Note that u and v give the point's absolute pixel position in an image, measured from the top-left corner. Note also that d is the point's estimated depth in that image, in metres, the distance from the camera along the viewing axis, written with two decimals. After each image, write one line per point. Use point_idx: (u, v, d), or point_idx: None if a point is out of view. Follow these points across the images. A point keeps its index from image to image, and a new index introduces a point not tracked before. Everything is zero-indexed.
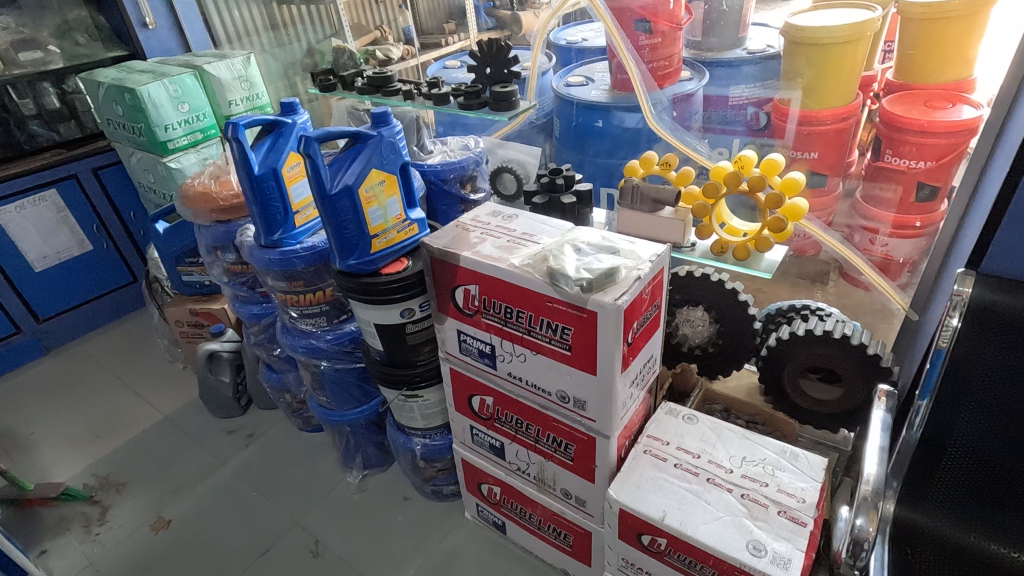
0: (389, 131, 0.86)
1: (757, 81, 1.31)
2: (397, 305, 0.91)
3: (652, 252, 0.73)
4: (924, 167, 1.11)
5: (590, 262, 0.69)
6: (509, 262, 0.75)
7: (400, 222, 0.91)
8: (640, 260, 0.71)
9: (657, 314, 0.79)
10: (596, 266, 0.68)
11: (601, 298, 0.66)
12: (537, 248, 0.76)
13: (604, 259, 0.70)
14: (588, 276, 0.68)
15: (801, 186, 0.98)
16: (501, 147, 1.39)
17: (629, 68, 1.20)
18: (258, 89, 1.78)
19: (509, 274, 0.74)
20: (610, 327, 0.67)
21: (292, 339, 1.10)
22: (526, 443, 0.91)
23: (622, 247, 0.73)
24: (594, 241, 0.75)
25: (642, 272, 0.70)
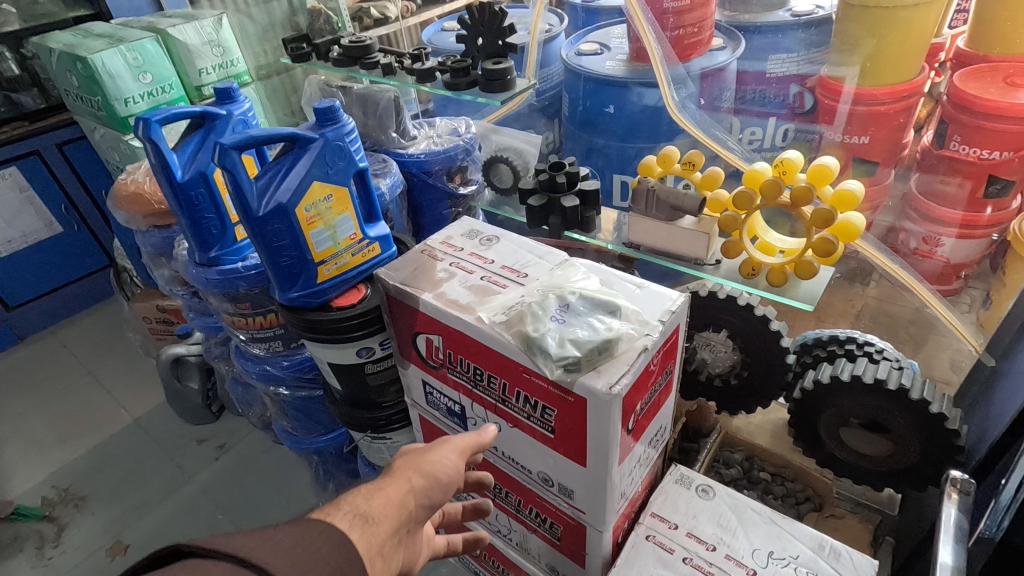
0: (336, 131, 0.68)
1: (798, 51, 1.14)
2: (352, 345, 0.75)
3: (664, 310, 0.55)
4: (1003, 156, 1.08)
5: (579, 327, 0.52)
6: (478, 315, 0.58)
7: (356, 242, 0.74)
8: (648, 322, 0.54)
9: (668, 379, 0.62)
10: (586, 336, 0.51)
11: (590, 383, 0.49)
12: (514, 297, 0.59)
13: (598, 323, 0.52)
14: (574, 350, 0.50)
15: (857, 199, 0.79)
16: (495, 133, 1.17)
17: (644, 33, 0.97)
18: (233, 55, 1.60)
19: (477, 332, 0.57)
20: (602, 418, 0.51)
21: (246, 364, 0.96)
22: (504, 508, 0.76)
23: (623, 301, 0.56)
24: (586, 289, 0.57)
25: (649, 339, 0.52)
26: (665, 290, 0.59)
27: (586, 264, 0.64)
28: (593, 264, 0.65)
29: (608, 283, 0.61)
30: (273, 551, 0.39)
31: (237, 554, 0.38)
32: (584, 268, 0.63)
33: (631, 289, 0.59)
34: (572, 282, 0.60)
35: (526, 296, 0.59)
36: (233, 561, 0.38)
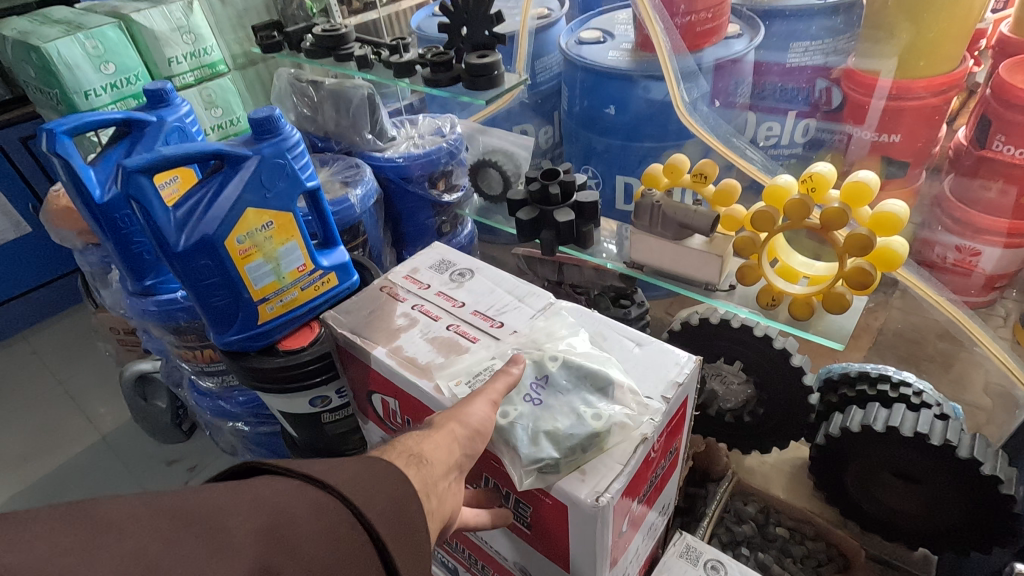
0: (274, 146, 0.56)
1: (823, 38, 0.96)
2: (305, 394, 0.64)
3: (666, 388, 0.45)
4: None
5: (559, 418, 0.43)
6: (437, 380, 0.49)
7: (305, 275, 0.63)
8: (647, 406, 0.44)
9: (674, 455, 0.53)
10: (565, 428, 0.42)
11: (573, 491, 0.40)
12: (484, 360, 0.49)
13: (583, 410, 0.43)
14: (551, 449, 0.42)
15: (901, 223, 0.66)
16: (482, 134, 1.06)
17: (651, 25, 0.84)
18: (207, 43, 1.29)
19: (438, 404, 0.47)
20: (585, 530, 0.42)
21: (199, 398, 0.86)
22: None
23: (619, 374, 0.46)
24: (573, 357, 0.47)
25: (647, 430, 0.43)
26: (673, 351, 0.49)
27: (578, 312, 0.54)
28: (585, 311, 0.54)
29: (603, 342, 0.51)
30: (342, 474, 0.37)
31: (307, 474, 0.37)
32: (574, 320, 0.53)
33: (629, 350, 0.49)
34: (558, 341, 0.50)
35: (499, 361, 0.49)
36: (304, 481, 0.36)
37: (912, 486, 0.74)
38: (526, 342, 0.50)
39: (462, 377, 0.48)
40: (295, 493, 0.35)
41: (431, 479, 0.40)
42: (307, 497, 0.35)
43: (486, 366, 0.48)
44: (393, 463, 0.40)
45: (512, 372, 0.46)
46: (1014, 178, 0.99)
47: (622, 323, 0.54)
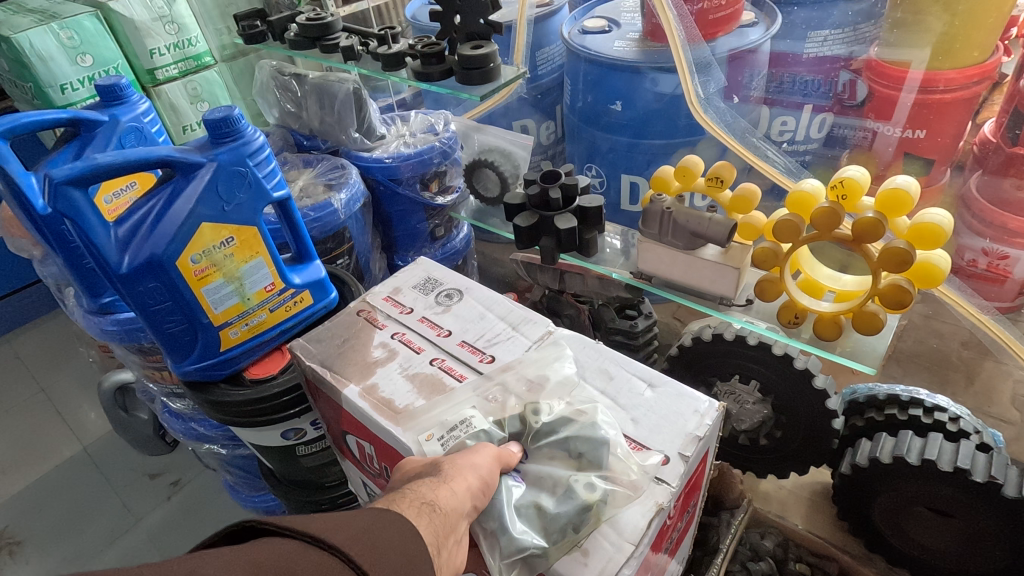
0: (232, 152, 0.49)
1: (844, 27, 0.87)
2: (275, 428, 0.58)
3: (680, 447, 0.42)
4: None
5: (547, 492, 0.39)
6: (416, 429, 0.42)
7: (274, 295, 0.56)
8: (656, 473, 0.40)
9: (692, 498, 0.49)
10: (552, 508, 0.38)
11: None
12: (463, 410, 0.43)
13: (574, 481, 0.39)
14: (539, 534, 0.38)
15: (944, 236, 0.58)
16: (477, 132, 0.97)
17: (661, 9, 0.77)
18: (192, 34, 1.18)
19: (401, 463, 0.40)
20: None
21: (170, 421, 0.79)
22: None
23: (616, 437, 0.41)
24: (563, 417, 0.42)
25: (660, 499, 0.39)
26: (686, 396, 0.45)
27: (578, 347, 0.49)
28: (586, 346, 0.49)
29: (607, 386, 0.47)
30: (350, 527, 0.30)
31: (311, 533, 0.29)
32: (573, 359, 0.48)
33: (638, 398, 0.45)
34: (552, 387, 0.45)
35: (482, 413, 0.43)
36: (306, 541, 0.29)
37: (946, 520, 0.68)
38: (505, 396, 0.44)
39: (434, 431, 0.42)
40: (294, 556, 0.28)
41: (446, 527, 0.34)
42: (311, 559, 0.28)
43: (463, 420, 0.42)
44: (403, 513, 0.33)
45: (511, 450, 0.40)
46: None
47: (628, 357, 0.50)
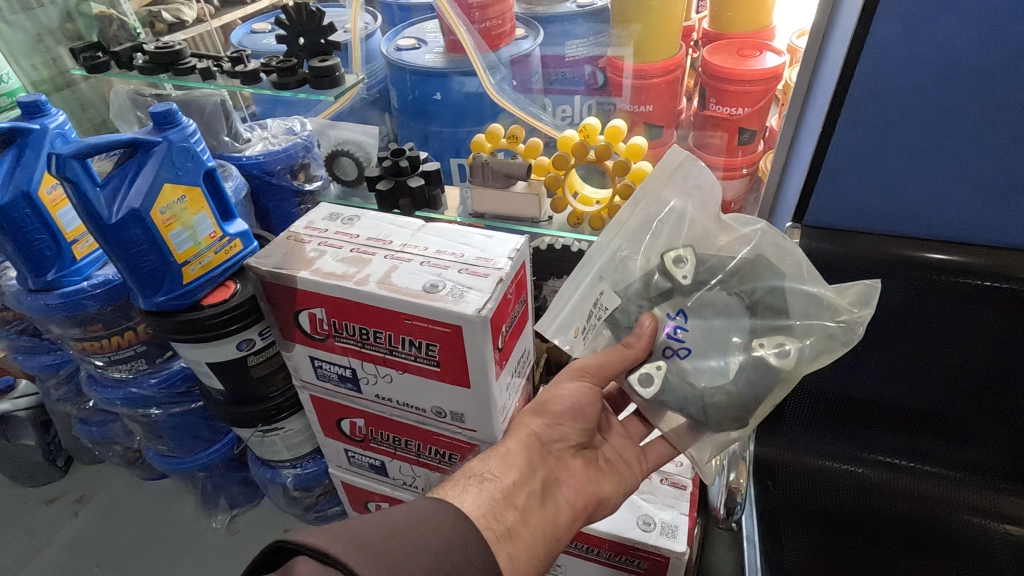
0: (179, 133, 0.69)
1: (587, 36, 1.27)
2: (231, 338, 0.77)
3: (855, 300, 0.66)
4: (743, 113, 1.12)
5: (710, 357, 0.67)
6: (591, 295, 0.70)
7: (217, 241, 0.76)
8: (832, 315, 0.65)
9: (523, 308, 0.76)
10: (679, 380, 0.67)
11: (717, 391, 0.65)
12: (595, 293, 0.71)
13: (759, 347, 0.65)
14: (695, 397, 0.66)
15: (644, 151, 0.99)
16: (332, 128, 1.22)
17: (455, 25, 1.12)
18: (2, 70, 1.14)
19: (556, 323, 0.73)
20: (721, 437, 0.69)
21: (106, 392, 0.93)
22: (605, 565, 0.81)
23: (747, 321, 0.67)
24: (691, 282, 0.68)
25: (839, 352, 0.64)
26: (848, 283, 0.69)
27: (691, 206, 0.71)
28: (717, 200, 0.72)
29: (762, 249, 0.70)
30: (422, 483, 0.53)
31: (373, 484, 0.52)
32: (699, 216, 0.72)
33: (802, 263, 0.68)
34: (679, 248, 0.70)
35: (609, 293, 0.70)
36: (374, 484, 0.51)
37: None
38: (620, 271, 0.71)
39: (577, 325, 0.72)
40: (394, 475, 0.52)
41: None
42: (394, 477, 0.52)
43: (596, 304, 0.70)
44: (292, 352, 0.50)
45: (633, 347, 0.67)
46: (728, 128, 1.17)
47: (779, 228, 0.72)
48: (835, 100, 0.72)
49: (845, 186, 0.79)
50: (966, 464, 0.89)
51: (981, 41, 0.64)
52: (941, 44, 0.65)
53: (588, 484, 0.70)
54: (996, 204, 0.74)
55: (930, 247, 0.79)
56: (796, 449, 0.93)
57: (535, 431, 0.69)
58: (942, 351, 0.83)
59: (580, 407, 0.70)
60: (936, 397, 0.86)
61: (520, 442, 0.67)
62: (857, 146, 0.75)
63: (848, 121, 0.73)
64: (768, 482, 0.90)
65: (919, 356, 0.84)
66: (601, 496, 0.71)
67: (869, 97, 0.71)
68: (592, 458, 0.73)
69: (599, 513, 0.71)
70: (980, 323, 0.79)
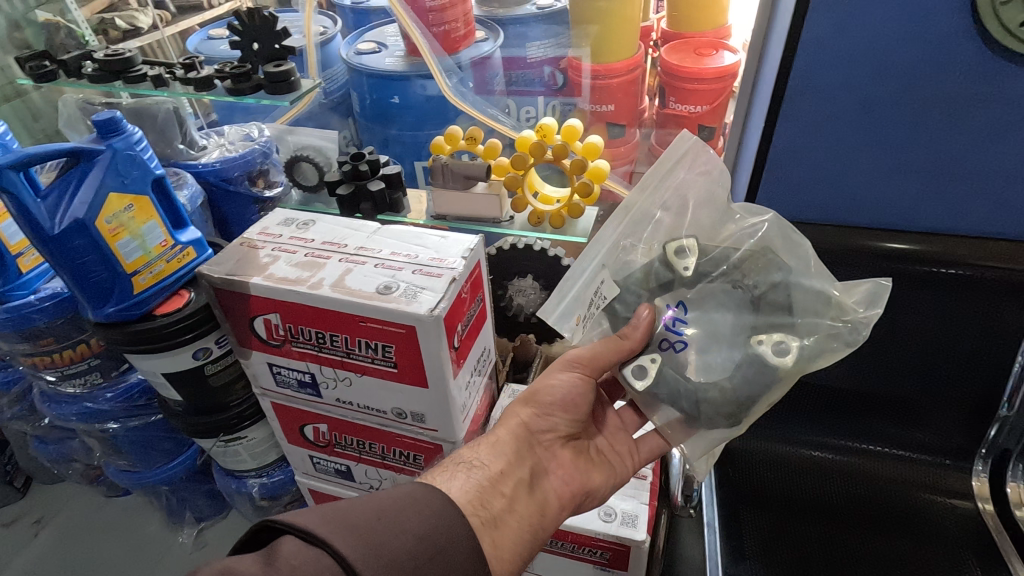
0: (124, 141, 0.69)
1: (547, 37, 1.27)
2: (187, 347, 0.77)
3: (862, 298, 0.64)
4: (701, 110, 1.16)
5: (707, 352, 0.67)
6: (590, 283, 0.68)
7: (168, 249, 0.74)
8: (839, 313, 0.63)
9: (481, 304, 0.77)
10: (673, 376, 0.66)
11: (709, 387, 0.64)
12: (594, 282, 0.69)
13: (760, 344, 0.63)
14: (689, 393, 0.65)
15: (600, 150, 1.01)
16: (290, 134, 1.21)
17: (409, 28, 1.10)
18: None
19: (554, 309, 0.70)
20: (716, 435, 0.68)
21: (61, 409, 0.90)
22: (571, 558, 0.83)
23: (749, 317, 0.66)
24: (693, 273, 0.67)
25: (843, 352, 0.61)
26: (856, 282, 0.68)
27: (696, 193, 0.70)
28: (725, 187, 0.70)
29: (770, 240, 0.68)
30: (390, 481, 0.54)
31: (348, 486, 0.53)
32: (704, 204, 0.70)
33: (809, 257, 0.66)
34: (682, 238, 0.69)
35: (608, 281, 0.68)
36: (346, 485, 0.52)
37: None
38: (621, 259, 0.70)
39: (578, 314, 0.70)
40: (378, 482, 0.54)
41: None
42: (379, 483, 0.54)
43: (595, 292, 0.68)
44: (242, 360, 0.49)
45: (628, 339, 0.67)
46: (687, 125, 1.20)
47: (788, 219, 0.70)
48: (777, 95, 0.74)
49: (791, 179, 0.81)
50: (935, 448, 0.91)
51: (908, 34, 0.66)
52: (872, 39, 0.67)
53: (576, 474, 0.73)
54: (935, 191, 0.76)
55: (889, 236, 0.79)
56: (760, 436, 0.95)
57: (525, 420, 0.72)
58: (909, 338, 0.84)
59: (572, 399, 0.72)
60: (904, 384, 0.87)
61: (509, 430, 0.70)
62: (798, 139, 0.77)
63: (790, 115, 0.75)
64: (733, 470, 0.92)
65: (890, 346, 0.85)
66: (590, 487, 0.73)
67: (807, 92, 0.73)
68: (582, 447, 0.75)
69: (587, 503, 0.73)
70: (943, 312, 0.81)
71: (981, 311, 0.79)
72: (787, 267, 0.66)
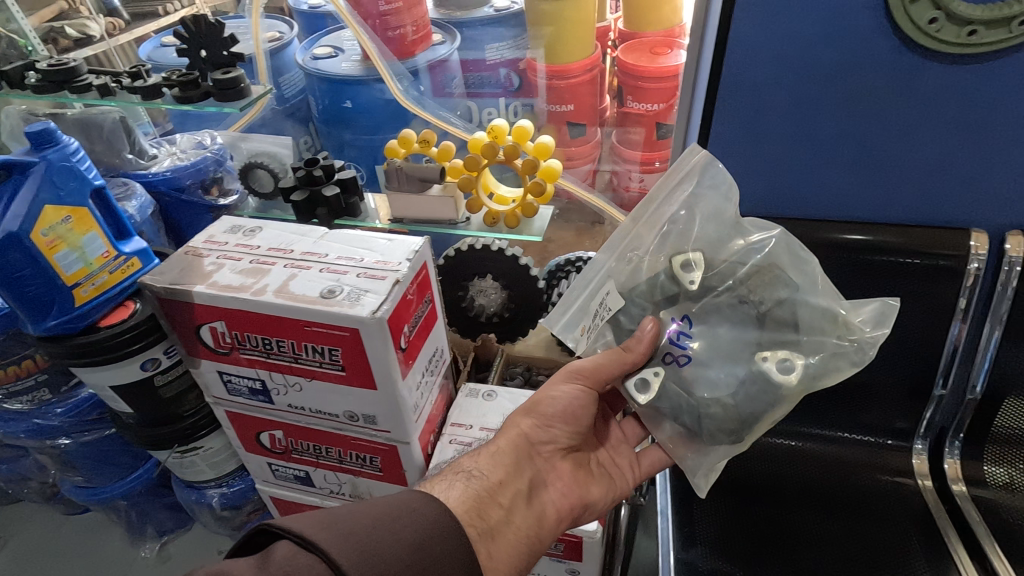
0: (58, 152, 0.69)
1: (507, 39, 1.27)
2: (134, 358, 0.76)
3: (866, 317, 0.66)
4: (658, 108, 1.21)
5: (712, 367, 0.69)
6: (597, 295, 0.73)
7: (111, 260, 0.73)
8: (844, 332, 0.66)
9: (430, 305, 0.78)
10: (677, 391, 0.69)
11: (710, 403, 0.68)
12: (602, 293, 0.73)
13: (764, 361, 0.66)
14: (693, 408, 0.69)
15: (551, 150, 1.02)
16: (243, 141, 1.21)
17: (356, 32, 1.10)
18: None
19: (564, 319, 0.77)
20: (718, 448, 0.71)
21: (8, 425, 0.89)
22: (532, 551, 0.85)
23: (753, 333, 0.68)
24: (700, 288, 0.70)
25: (845, 371, 0.64)
26: (862, 300, 0.69)
27: (703, 208, 0.73)
28: (733, 203, 0.72)
29: (776, 258, 0.70)
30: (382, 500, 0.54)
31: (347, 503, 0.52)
32: (711, 219, 0.72)
33: (816, 277, 0.68)
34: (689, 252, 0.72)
35: (612, 293, 0.72)
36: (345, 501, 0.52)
37: None
38: (628, 272, 0.73)
39: (585, 324, 0.75)
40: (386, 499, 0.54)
41: None
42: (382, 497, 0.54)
43: (601, 304, 0.72)
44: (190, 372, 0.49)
45: (631, 352, 0.69)
46: (646, 123, 1.25)
47: (796, 238, 0.73)
48: (710, 92, 0.76)
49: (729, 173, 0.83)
50: (878, 428, 0.94)
51: (829, 32, 0.69)
52: (798, 37, 0.70)
53: (578, 486, 0.75)
54: (865, 182, 0.79)
55: (849, 228, 0.81)
56: None
57: (526, 431, 0.74)
58: None
59: (572, 410, 0.74)
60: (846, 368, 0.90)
61: (511, 441, 0.72)
62: (733, 135, 0.79)
63: (723, 111, 0.77)
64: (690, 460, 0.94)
65: None
66: (591, 499, 0.76)
67: (739, 89, 0.75)
68: (584, 459, 0.79)
69: (586, 516, 0.76)
70: (881, 299, 0.84)
71: (914, 293, 0.82)
72: (792, 286, 0.68)
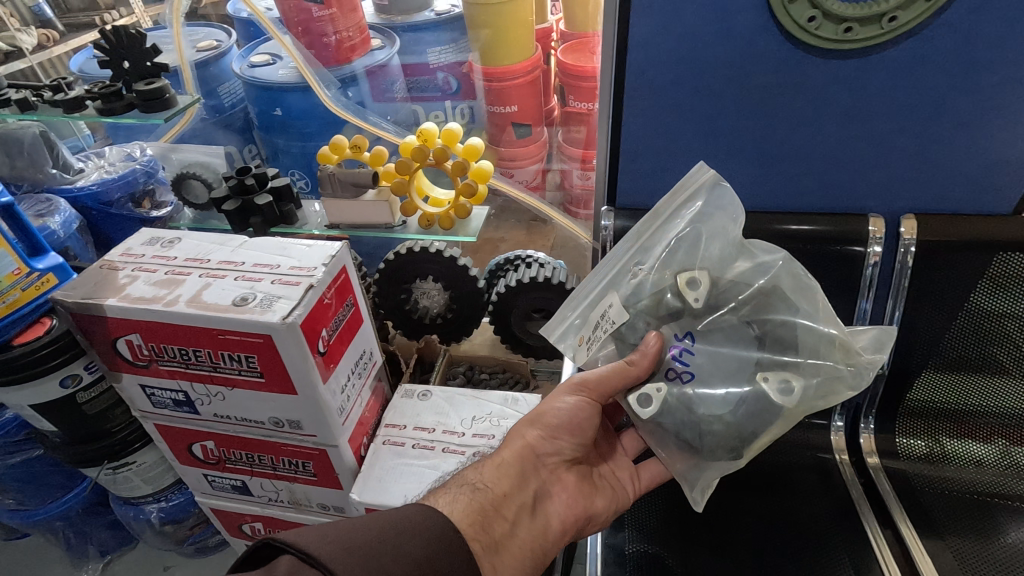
0: None
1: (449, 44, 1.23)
2: (53, 375, 0.75)
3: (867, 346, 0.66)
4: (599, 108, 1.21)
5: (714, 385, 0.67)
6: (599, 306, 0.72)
7: (22, 278, 0.72)
8: (846, 356, 0.65)
9: (354, 308, 0.78)
10: (676, 405, 0.68)
11: (706, 418, 0.67)
12: (604, 304, 0.72)
13: (764, 379, 0.65)
14: (692, 424, 0.68)
15: (480, 151, 1.04)
16: (174, 152, 1.19)
17: (289, 47, 1.13)
18: None
19: (559, 327, 0.78)
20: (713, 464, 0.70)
21: None
22: None
23: (753, 353, 0.67)
24: (704, 305, 0.69)
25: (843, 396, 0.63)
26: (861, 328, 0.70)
27: (709, 228, 0.71)
28: (739, 224, 0.72)
29: (780, 280, 0.69)
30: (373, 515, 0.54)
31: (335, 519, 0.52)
32: (716, 238, 0.71)
33: (819, 301, 0.67)
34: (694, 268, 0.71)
35: (614, 305, 0.71)
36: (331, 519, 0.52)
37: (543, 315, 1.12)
38: (632, 285, 0.72)
39: (584, 334, 0.74)
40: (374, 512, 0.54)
41: None
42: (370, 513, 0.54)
43: (602, 316, 0.72)
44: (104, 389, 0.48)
45: (634, 366, 0.67)
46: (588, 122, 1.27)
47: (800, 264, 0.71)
48: (617, 91, 0.79)
49: (644, 169, 0.86)
50: None
51: (721, 31, 0.72)
52: (696, 36, 0.73)
53: (581, 498, 0.75)
54: (774, 172, 0.83)
55: (791, 219, 0.83)
56: None
57: (532, 442, 0.72)
58: None
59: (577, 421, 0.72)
60: None
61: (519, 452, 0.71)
62: (644, 131, 0.82)
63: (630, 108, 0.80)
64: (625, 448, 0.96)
65: None
66: (593, 512, 0.76)
67: (643, 86, 0.78)
68: (587, 472, 0.78)
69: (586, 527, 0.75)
70: None
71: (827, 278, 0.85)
72: (796, 310, 0.68)
